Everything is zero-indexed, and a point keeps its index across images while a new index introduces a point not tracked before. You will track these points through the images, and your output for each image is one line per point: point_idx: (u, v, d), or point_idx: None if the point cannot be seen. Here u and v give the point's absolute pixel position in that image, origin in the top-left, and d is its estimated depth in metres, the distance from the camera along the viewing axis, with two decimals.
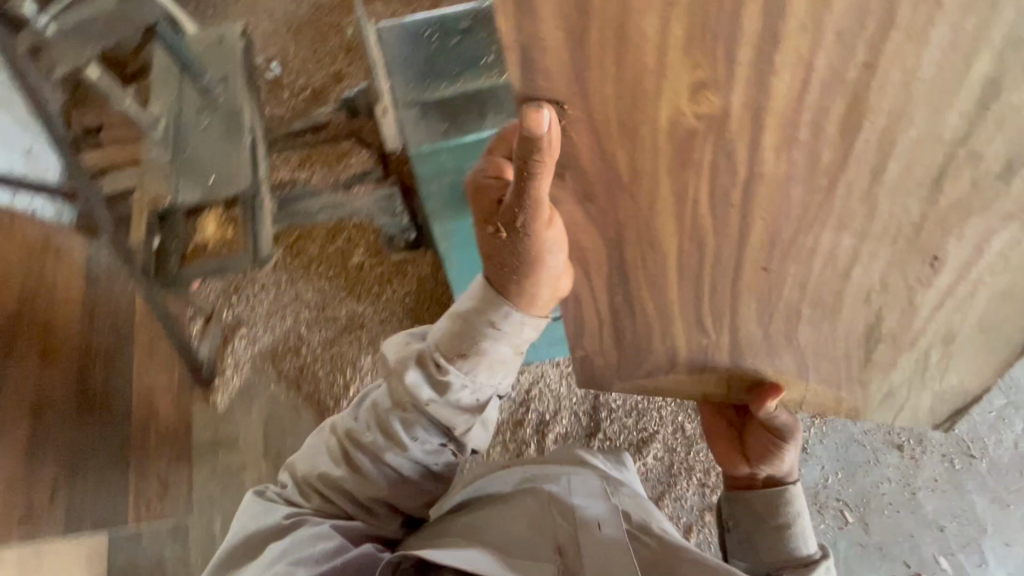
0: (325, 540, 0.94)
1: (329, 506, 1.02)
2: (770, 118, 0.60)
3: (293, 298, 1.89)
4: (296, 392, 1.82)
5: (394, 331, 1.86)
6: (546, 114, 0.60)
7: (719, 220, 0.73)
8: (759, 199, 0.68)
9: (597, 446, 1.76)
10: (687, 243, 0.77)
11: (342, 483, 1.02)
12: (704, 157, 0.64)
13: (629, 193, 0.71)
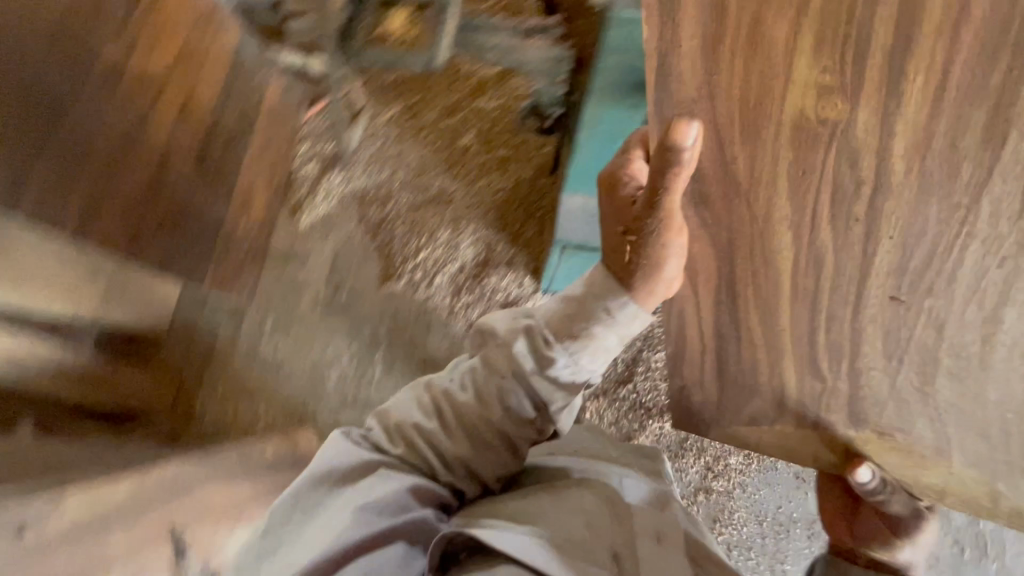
0: (396, 548, 0.60)
1: (406, 459, 0.68)
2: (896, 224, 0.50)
3: (397, 158, 1.30)
4: (381, 247, 1.27)
5: (462, 235, 1.26)
6: (697, 133, 0.49)
7: (814, 228, 0.54)
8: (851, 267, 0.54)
9: (618, 395, 1.19)
10: (738, 280, 0.58)
11: (420, 432, 0.69)
12: (826, 151, 0.48)
13: (706, 205, 0.54)
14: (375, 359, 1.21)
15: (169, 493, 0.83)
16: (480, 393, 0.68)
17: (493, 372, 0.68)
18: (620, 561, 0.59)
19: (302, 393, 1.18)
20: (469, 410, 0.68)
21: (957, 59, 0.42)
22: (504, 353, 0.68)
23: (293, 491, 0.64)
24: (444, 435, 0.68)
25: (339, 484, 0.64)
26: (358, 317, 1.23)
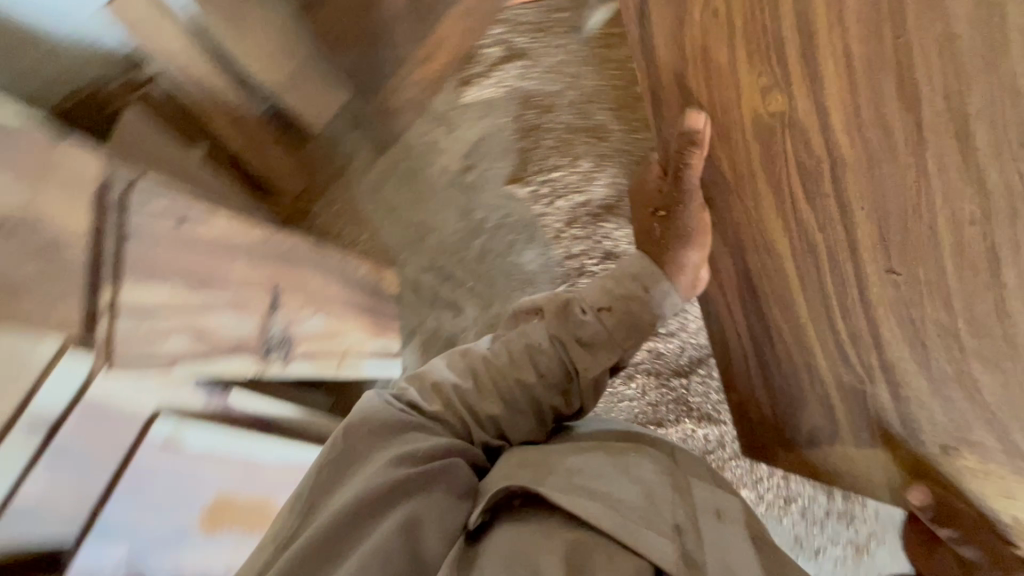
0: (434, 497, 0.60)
1: (444, 415, 0.70)
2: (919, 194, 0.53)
3: (573, 77, 1.25)
4: (524, 149, 1.26)
5: (603, 169, 1.22)
6: (698, 117, 0.67)
7: (867, 195, 0.56)
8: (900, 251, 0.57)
9: (647, 376, 1.19)
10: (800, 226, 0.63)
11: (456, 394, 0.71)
12: (792, 141, 0.59)
13: (752, 169, 0.65)
14: (473, 243, 1.26)
15: (282, 256, 0.91)
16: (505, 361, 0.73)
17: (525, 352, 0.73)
18: (682, 532, 0.58)
19: (402, 241, 1.27)
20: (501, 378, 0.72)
21: (861, 60, 0.52)
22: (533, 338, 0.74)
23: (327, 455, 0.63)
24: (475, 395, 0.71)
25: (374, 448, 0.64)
26: (478, 197, 1.27)
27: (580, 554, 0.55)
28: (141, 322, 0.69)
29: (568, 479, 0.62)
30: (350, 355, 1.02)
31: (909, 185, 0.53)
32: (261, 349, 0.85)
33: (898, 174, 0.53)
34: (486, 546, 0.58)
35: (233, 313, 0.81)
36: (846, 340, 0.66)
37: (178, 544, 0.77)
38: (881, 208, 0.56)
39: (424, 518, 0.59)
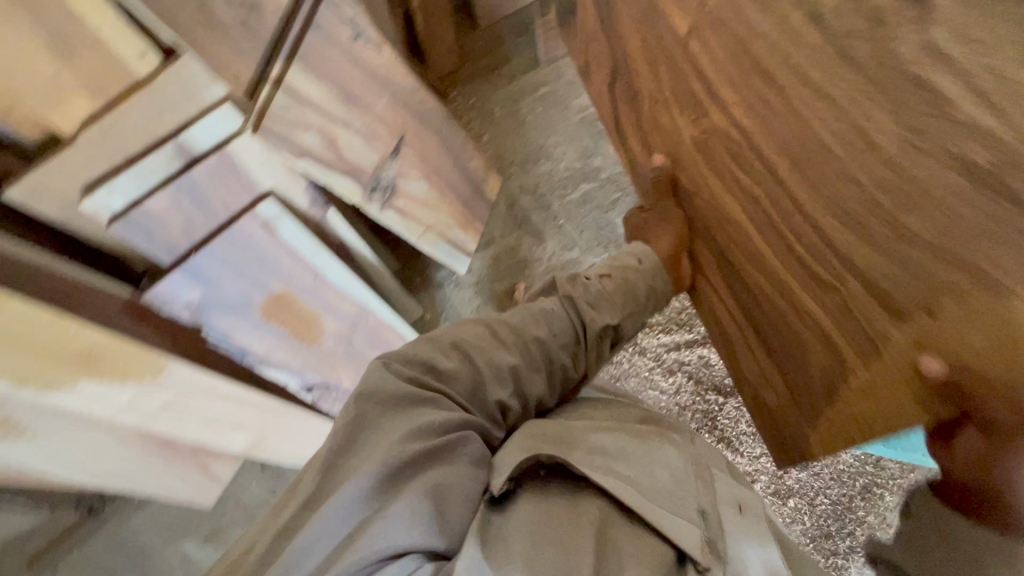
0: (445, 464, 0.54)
1: (462, 371, 0.63)
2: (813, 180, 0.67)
3: None
4: None
5: None
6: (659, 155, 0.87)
7: (787, 201, 0.70)
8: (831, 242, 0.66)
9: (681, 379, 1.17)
10: (764, 245, 0.74)
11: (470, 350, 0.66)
12: (720, 139, 0.78)
13: (706, 163, 0.81)
14: (580, 184, 1.25)
15: (418, 114, 0.95)
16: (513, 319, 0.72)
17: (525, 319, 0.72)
18: (707, 518, 0.55)
19: (517, 156, 1.27)
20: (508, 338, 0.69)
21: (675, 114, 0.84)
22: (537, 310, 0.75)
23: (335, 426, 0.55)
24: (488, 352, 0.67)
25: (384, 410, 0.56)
26: (603, 144, 1.26)
27: (612, 534, 0.51)
28: (291, 106, 0.74)
29: (597, 455, 0.58)
30: (434, 231, 1.06)
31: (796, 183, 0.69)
32: (369, 184, 0.89)
33: (805, 141, 0.68)
34: (512, 508, 0.54)
35: (362, 138, 0.84)
36: (837, 316, 0.66)
37: (240, 317, 0.84)
38: (779, 205, 0.71)
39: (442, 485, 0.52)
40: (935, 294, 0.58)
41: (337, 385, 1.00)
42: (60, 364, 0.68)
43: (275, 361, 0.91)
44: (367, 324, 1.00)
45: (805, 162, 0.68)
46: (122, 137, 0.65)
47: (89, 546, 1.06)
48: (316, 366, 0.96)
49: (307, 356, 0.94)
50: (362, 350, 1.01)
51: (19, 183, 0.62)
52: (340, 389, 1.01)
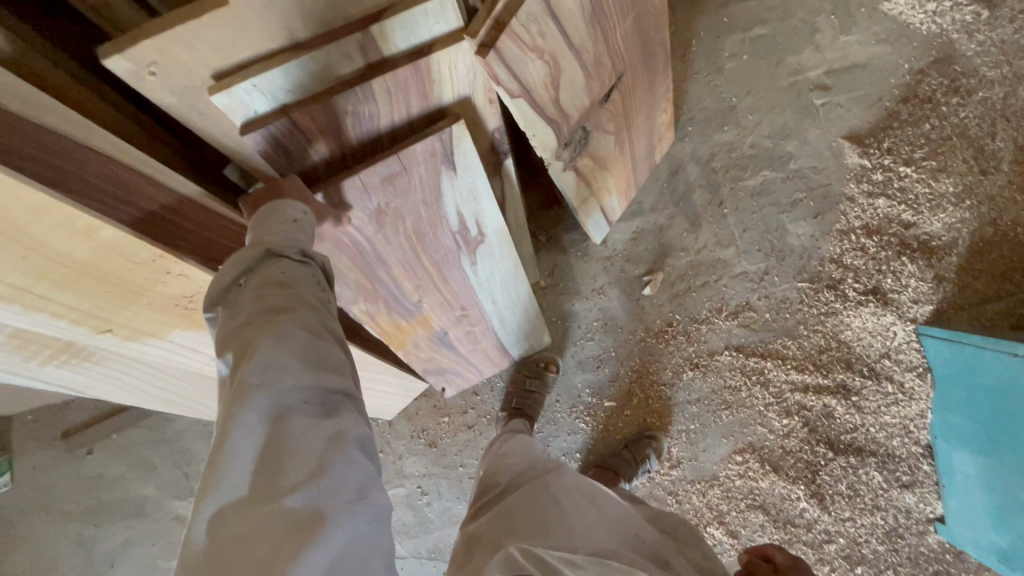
0: (353, 460, 0.41)
1: None
2: (395, 238, 0.62)
3: (1003, 97, 0.99)
4: (895, 113, 1.01)
5: (946, 210, 0.99)
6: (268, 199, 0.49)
7: (420, 212, 0.60)
8: (398, 214, 0.59)
9: (797, 394, 1.04)
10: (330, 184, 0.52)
11: (295, 321, 0.43)
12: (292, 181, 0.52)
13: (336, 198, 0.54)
14: (762, 170, 1.02)
15: (646, 49, 0.68)
16: (248, 296, 0.44)
17: (272, 283, 0.44)
18: None
19: (698, 112, 1.02)
20: (292, 303, 0.44)
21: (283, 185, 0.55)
22: (276, 269, 0.45)
23: (233, 486, 0.38)
24: (305, 328, 0.43)
25: (265, 442, 0.39)
26: (805, 127, 1.02)
27: None
28: (538, 17, 0.47)
29: None
30: (595, 199, 0.84)
31: (392, 225, 0.60)
32: (564, 140, 0.64)
33: (387, 242, 0.61)
34: None
35: (585, 76, 0.58)
36: (411, 225, 0.61)
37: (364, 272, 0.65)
38: (407, 203, 0.58)
39: (365, 489, 0.41)
40: (467, 187, 0.61)
41: (440, 326, 0.80)
42: (149, 307, 0.50)
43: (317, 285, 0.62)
44: (420, 197, 0.58)
45: (390, 237, 0.61)
46: (294, 8, 0.41)
47: (131, 433, 0.97)
48: (397, 276, 0.67)
49: (401, 261, 0.65)
50: (465, 273, 0.72)
51: (124, 46, 0.39)
52: (441, 331, 0.81)
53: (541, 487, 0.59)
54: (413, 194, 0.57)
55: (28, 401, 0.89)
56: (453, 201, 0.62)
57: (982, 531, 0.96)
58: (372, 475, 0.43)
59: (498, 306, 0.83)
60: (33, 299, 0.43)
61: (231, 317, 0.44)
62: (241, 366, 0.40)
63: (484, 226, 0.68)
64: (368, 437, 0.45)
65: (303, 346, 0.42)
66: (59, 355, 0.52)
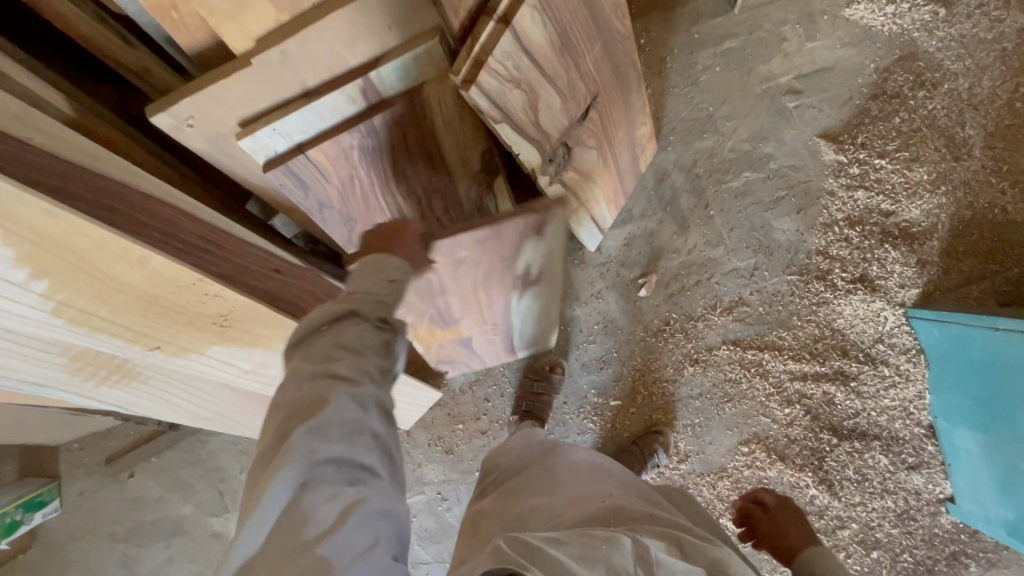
0: (368, 526, 0.47)
1: None
2: (456, 279, 0.69)
3: (967, 87, 1.04)
4: (865, 109, 1.07)
5: (922, 196, 1.04)
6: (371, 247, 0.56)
7: (486, 265, 0.68)
8: (470, 266, 0.67)
9: (796, 383, 1.08)
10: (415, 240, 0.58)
11: (351, 393, 0.48)
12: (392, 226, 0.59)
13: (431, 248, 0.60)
14: (743, 172, 1.08)
15: (618, 70, 0.75)
16: (318, 351, 0.49)
17: (345, 346, 0.50)
18: None
19: (678, 123, 1.09)
20: (353, 376, 0.49)
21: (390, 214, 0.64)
22: (351, 333, 0.50)
23: (256, 539, 0.44)
24: (356, 401, 0.48)
25: (292, 505, 0.45)
26: (780, 129, 1.08)
27: None
28: (512, 53, 0.54)
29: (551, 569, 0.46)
30: (585, 208, 0.90)
31: (459, 271, 0.67)
32: (548, 155, 0.71)
33: (452, 279, 0.68)
34: None
35: (561, 99, 0.65)
36: (473, 273, 0.69)
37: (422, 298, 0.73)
38: (482, 259, 0.66)
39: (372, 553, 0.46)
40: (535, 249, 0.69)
41: (469, 334, 0.88)
42: (190, 327, 0.57)
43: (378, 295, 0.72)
44: (499, 253, 0.66)
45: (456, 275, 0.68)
46: (302, 64, 0.48)
47: (168, 456, 1.03)
48: (451, 300, 0.75)
49: (456, 292, 0.73)
50: (506, 302, 0.80)
51: (168, 105, 0.48)
52: (466, 337, 0.89)
53: (538, 465, 0.75)
54: (491, 252, 0.65)
55: (74, 429, 0.96)
56: (526, 255, 0.69)
57: (991, 507, 0.98)
58: (383, 539, 0.48)
59: (524, 324, 0.90)
60: (97, 322, 0.50)
61: (306, 361, 0.49)
62: (295, 429, 0.45)
63: (537, 270, 0.75)
64: (389, 502, 0.49)
65: (348, 421, 0.47)
66: (112, 375, 0.60)
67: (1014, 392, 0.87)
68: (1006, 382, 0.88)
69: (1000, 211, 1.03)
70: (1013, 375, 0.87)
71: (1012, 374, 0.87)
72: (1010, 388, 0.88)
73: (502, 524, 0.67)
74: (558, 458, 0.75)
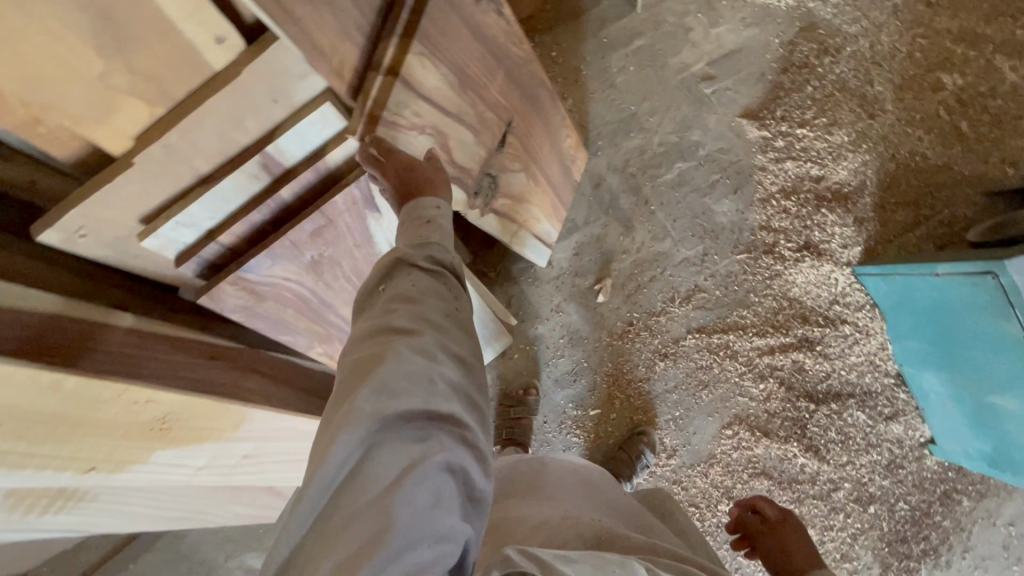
0: (431, 484, 0.42)
1: None
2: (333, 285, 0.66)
3: (866, 47, 1.08)
4: (778, 84, 1.10)
5: (846, 156, 1.07)
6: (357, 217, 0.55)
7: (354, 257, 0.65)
8: (339, 259, 0.63)
9: (766, 359, 1.09)
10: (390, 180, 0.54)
11: (411, 345, 0.46)
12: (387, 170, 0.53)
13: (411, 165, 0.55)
14: (675, 163, 1.09)
15: (527, 91, 0.75)
16: (380, 308, 0.50)
17: (401, 297, 0.50)
18: None
19: (604, 126, 1.11)
20: (413, 327, 0.47)
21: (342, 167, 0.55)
22: (406, 282, 0.51)
23: (322, 495, 0.42)
24: (418, 352, 0.46)
25: (360, 465, 0.42)
26: (703, 116, 1.10)
27: None
28: (407, 102, 0.53)
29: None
30: (525, 228, 0.90)
31: (328, 272, 0.64)
32: (473, 189, 0.71)
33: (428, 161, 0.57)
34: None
35: (472, 133, 0.65)
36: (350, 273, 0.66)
37: (315, 320, 0.69)
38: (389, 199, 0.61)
39: (437, 518, 0.41)
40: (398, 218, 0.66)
41: None
42: (126, 440, 0.54)
43: (273, 335, 0.67)
44: (353, 241, 0.63)
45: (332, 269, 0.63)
46: (190, 154, 0.47)
47: (146, 559, 0.98)
48: (341, 312, 0.70)
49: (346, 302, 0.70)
50: None
51: (53, 221, 0.45)
52: None
53: (535, 481, 0.76)
54: (345, 240, 0.61)
55: (38, 555, 0.91)
56: (383, 237, 0.66)
57: (968, 442, 1.00)
58: (449, 495, 0.43)
59: None
60: (17, 458, 0.47)
61: (366, 325, 0.50)
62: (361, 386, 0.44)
63: None
64: (461, 459, 0.44)
65: (411, 372, 0.44)
66: (54, 503, 0.55)
67: (965, 333, 0.90)
68: (959, 326, 0.90)
69: (920, 157, 1.06)
70: (961, 316, 0.89)
71: (960, 314, 0.89)
72: (963, 330, 0.90)
73: (496, 546, 0.63)
74: (547, 476, 0.77)
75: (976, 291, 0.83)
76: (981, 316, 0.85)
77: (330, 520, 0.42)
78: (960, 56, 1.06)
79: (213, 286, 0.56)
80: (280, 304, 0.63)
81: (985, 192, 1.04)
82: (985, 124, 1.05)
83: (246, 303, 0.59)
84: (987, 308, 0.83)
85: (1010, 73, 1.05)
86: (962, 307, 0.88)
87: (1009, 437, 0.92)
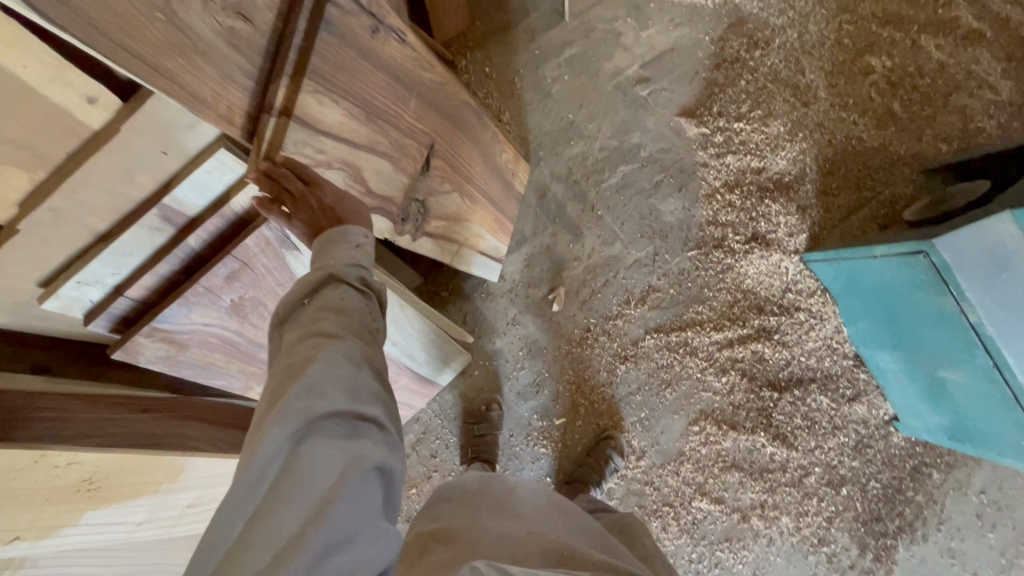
0: (367, 484, 0.42)
1: None
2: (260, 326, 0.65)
3: (794, 37, 1.10)
4: (712, 80, 1.11)
5: (784, 146, 1.09)
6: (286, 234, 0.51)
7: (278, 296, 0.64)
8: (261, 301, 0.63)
9: (725, 352, 1.10)
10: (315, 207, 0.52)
11: (342, 350, 0.45)
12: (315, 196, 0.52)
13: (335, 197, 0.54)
14: (618, 167, 1.10)
15: (448, 113, 0.75)
16: (307, 319, 0.48)
17: (328, 309, 0.48)
18: None
19: (545, 137, 1.11)
20: (342, 334, 0.47)
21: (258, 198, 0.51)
22: (336, 295, 0.49)
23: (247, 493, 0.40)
24: (348, 358, 0.45)
25: (285, 467, 0.41)
26: (641, 118, 1.11)
27: None
28: (307, 139, 0.53)
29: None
30: (467, 246, 0.90)
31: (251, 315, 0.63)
32: (400, 215, 0.71)
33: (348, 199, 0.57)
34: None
35: (388, 161, 0.65)
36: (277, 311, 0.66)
37: (249, 361, 0.68)
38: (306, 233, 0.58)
39: (370, 520, 0.42)
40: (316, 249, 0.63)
41: None
42: (54, 505, 0.53)
43: (204, 380, 0.66)
44: (274, 281, 0.62)
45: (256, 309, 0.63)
46: (80, 214, 0.46)
47: None
48: None
49: None
50: None
51: None
52: None
53: (500, 498, 0.75)
54: (264, 281, 0.61)
55: None
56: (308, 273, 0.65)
57: (928, 417, 1.01)
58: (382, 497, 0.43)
59: (399, 345, 0.89)
60: None
61: (290, 336, 0.48)
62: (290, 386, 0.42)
63: None
64: (392, 462, 0.45)
65: (343, 374, 0.44)
66: None
67: (910, 311, 0.91)
68: (904, 306, 0.91)
69: (855, 142, 1.08)
70: (903, 296, 0.90)
71: (902, 293, 0.90)
72: (907, 309, 0.91)
73: (460, 548, 0.62)
74: (517, 496, 0.75)
75: (914, 270, 0.84)
76: (921, 294, 0.86)
77: (255, 523, 0.39)
78: (886, 39, 1.08)
79: (126, 340, 0.55)
80: (205, 350, 0.62)
81: (922, 169, 1.06)
82: (916, 104, 1.07)
83: (168, 352, 0.59)
84: (926, 285, 0.84)
85: (936, 51, 1.07)
86: (905, 286, 0.89)
87: (963, 410, 0.93)
